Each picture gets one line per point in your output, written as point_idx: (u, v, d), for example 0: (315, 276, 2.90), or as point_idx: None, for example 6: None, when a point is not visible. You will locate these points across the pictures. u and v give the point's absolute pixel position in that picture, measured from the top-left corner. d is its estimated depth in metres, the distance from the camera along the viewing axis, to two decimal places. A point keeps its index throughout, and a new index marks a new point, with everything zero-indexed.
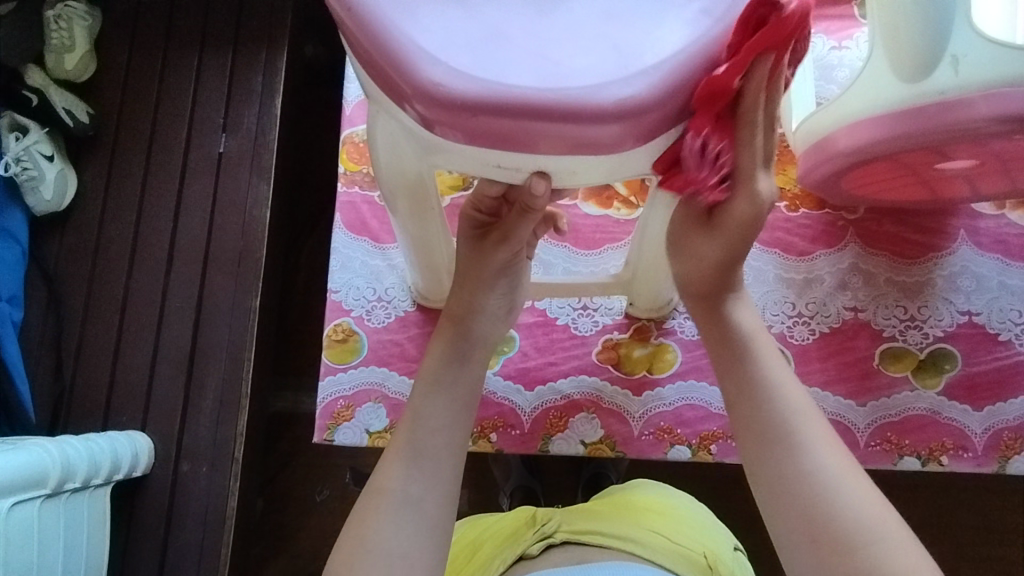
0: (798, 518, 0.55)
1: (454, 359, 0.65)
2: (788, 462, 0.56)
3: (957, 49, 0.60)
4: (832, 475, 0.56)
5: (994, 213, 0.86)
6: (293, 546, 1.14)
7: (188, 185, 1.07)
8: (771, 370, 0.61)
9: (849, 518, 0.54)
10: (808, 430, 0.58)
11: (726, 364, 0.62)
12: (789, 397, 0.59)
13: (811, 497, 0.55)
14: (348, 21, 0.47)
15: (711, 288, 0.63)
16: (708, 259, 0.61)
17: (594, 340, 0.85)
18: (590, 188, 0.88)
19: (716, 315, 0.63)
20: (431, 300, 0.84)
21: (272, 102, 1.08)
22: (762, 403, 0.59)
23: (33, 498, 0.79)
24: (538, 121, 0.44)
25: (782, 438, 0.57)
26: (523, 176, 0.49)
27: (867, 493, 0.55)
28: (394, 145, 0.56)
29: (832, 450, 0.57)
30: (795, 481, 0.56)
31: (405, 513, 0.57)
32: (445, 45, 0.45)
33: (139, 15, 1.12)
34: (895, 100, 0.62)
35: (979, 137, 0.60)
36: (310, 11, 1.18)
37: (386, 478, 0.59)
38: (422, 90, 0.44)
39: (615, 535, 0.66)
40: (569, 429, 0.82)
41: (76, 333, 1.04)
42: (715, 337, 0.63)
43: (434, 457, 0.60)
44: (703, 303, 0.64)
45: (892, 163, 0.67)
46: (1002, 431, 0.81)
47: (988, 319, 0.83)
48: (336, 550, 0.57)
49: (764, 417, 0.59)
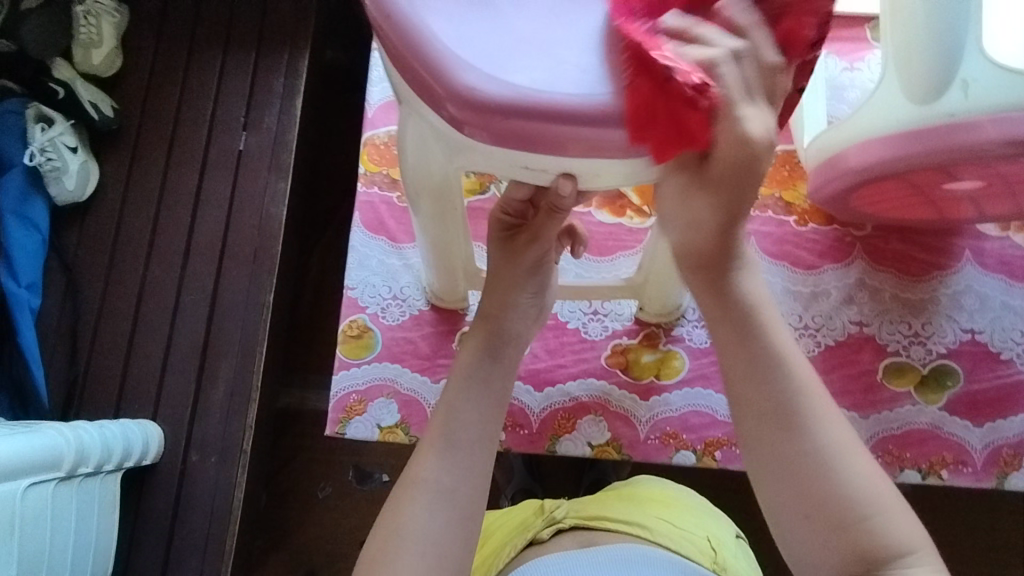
0: (796, 492, 0.51)
1: (483, 356, 0.66)
2: (791, 435, 0.51)
3: (968, 74, 0.61)
4: (834, 446, 0.51)
5: (998, 235, 0.88)
6: (295, 539, 1.15)
7: (208, 181, 1.09)
8: (777, 336, 0.54)
9: (847, 493, 0.50)
10: (808, 402, 0.52)
11: (722, 336, 0.55)
12: (795, 366, 0.53)
13: (810, 469, 0.51)
14: (386, 27, 0.48)
15: (713, 257, 0.53)
16: (699, 236, 0.52)
17: (603, 345, 0.86)
18: (604, 196, 0.91)
19: (720, 283, 0.54)
20: (445, 301, 0.86)
21: (293, 103, 1.11)
22: (767, 373, 0.53)
23: (47, 480, 0.80)
24: (564, 124, 0.46)
25: (786, 412, 0.52)
26: (548, 177, 0.51)
27: (865, 460, 0.51)
28: (423, 147, 0.57)
29: (835, 421, 0.52)
30: (795, 455, 0.51)
31: (438, 501, 0.58)
32: (479, 51, 0.47)
33: (166, 14, 1.15)
34: (905, 121, 0.64)
35: (986, 159, 0.62)
36: (333, 15, 1.20)
37: (419, 468, 0.59)
38: (457, 93, 0.46)
39: (628, 520, 0.68)
40: (577, 431, 0.84)
41: (92, 322, 1.06)
42: (714, 302, 0.55)
43: (465, 450, 0.60)
44: (708, 272, 0.54)
45: (901, 183, 0.69)
46: (1001, 447, 0.82)
47: (990, 337, 0.85)
48: (371, 538, 0.58)
49: (767, 387, 0.53)
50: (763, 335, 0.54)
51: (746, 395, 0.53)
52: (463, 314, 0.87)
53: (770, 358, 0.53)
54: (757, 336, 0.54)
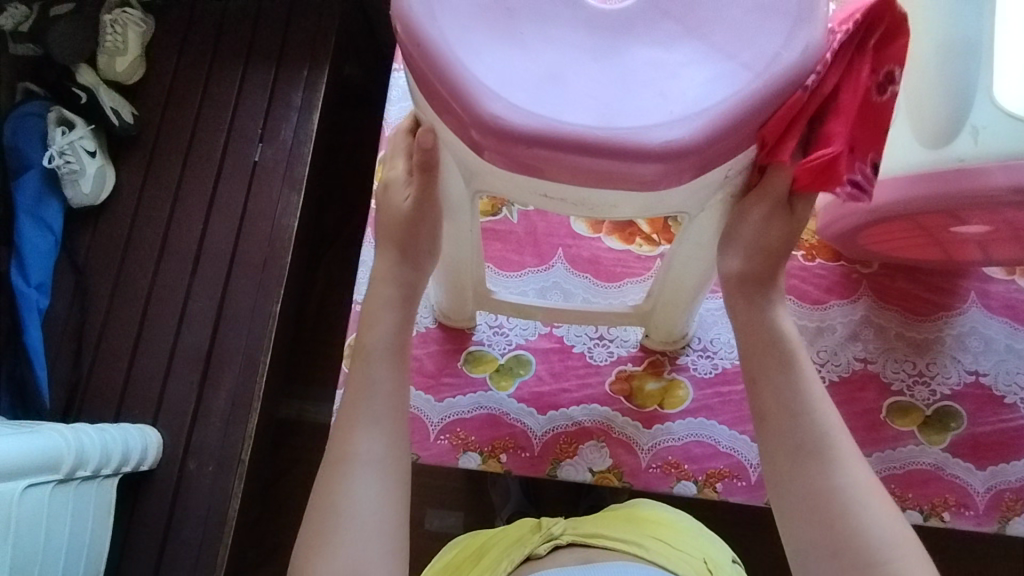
0: (813, 527, 0.56)
1: (397, 296, 0.66)
2: (812, 472, 0.58)
3: (977, 120, 0.62)
4: (853, 485, 0.57)
5: (1004, 278, 0.89)
6: (287, 553, 1.14)
7: (221, 190, 1.10)
8: (806, 377, 0.61)
9: (865, 530, 0.55)
10: (837, 446, 0.58)
11: (763, 371, 0.62)
12: (820, 409, 0.60)
13: (828, 505, 0.56)
14: (418, 55, 0.50)
15: (762, 283, 0.63)
16: (758, 267, 0.62)
17: (608, 370, 0.86)
18: (614, 223, 0.92)
19: (762, 318, 0.63)
20: (454, 321, 0.86)
21: (310, 117, 1.12)
22: (792, 411, 0.60)
23: (44, 483, 0.80)
24: (583, 155, 0.47)
25: (810, 449, 0.58)
26: (565, 205, 0.53)
27: (881, 501, 0.56)
28: (451, 173, 0.59)
29: (856, 464, 0.58)
30: (813, 491, 0.57)
31: (372, 469, 0.59)
32: (505, 82, 0.48)
33: (191, 25, 1.17)
34: (916, 164, 0.65)
35: (993, 205, 0.63)
36: (355, 33, 1.22)
37: (349, 442, 0.60)
38: (481, 120, 0.48)
39: (623, 537, 0.68)
40: (578, 456, 0.83)
41: (98, 324, 1.06)
42: (759, 340, 0.63)
43: (389, 414, 0.62)
44: (750, 304, 0.64)
45: (908, 224, 0.70)
46: (1003, 492, 0.82)
47: (994, 380, 0.85)
48: (308, 522, 0.58)
49: (793, 425, 0.60)
50: (796, 375, 0.61)
51: (771, 430, 0.60)
52: (470, 333, 0.88)
53: (800, 392, 0.61)
54: (789, 376, 0.61)
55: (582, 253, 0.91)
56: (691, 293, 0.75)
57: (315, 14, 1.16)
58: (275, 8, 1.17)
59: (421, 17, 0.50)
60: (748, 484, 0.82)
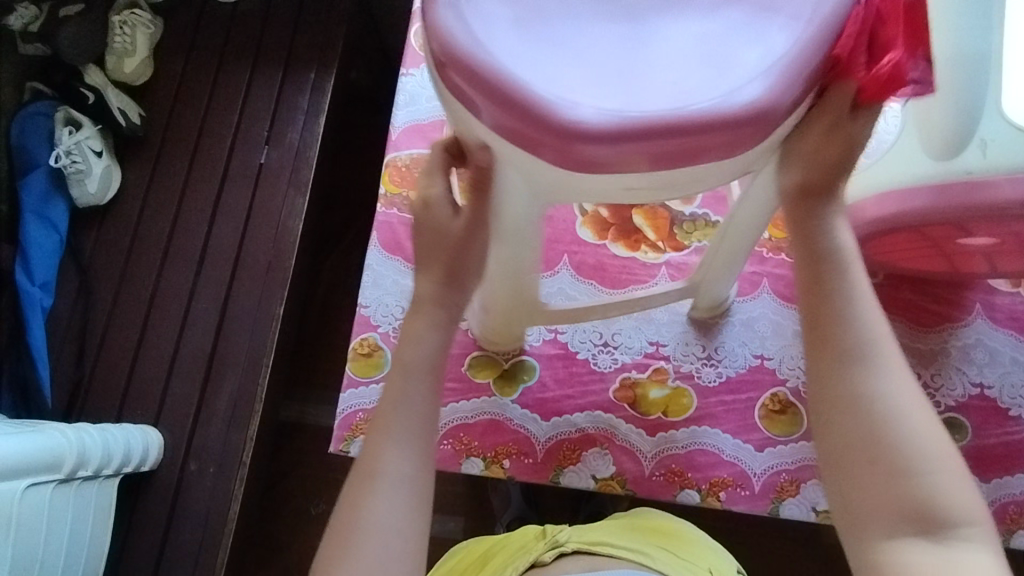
0: (852, 435, 0.49)
1: (440, 317, 0.59)
2: (853, 379, 0.51)
3: (987, 133, 0.62)
4: (901, 400, 0.50)
5: (1010, 290, 0.89)
6: (286, 556, 1.13)
7: (227, 191, 1.11)
8: (857, 281, 0.54)
9: (909, 447, 0.48)
10: (888, 356, 0.51)
11: (812, 275, 0.55)
12: (872, 317, 0.53)
13: (871, 416, 0.49)
14: (470, 84, 0.49)
15: (823, 194, 0.56)
16: (819, 159, 0.55)
17: (612, 377, 0.86)
18: (620, 230, 0.92)
19: (814, 226, 0.56)
20: (497, 346, 0.85)
21: (317, 120, 1.13)
22: (839, 313, 0.53)
23: (46, 482, 0.80)
24: (676, 137, 0.47)
25: (857, 355, 0.51)
26: (653, 196, 0.53)
27: (930, 420, 0.49)
28: (510, 195, 0.58)
29: (906, 377, 0.51)
30: (856, 398, 0.50)
31: (402, 491, 0.53)
32: (571, 90, 0.48)
33: (199, 27, 1.18)
34: (926, 175, 0.65)
35: (1001, 218, 0.63)
36: (362, 37, 1.23)
37: (377, 460, 0.54)
38: (565, 131, 0.47)
39: (626, 545, 0.68)
40: (581, 463, 0.83)
41: (102, 324, 1.06)
42: (807, 245, 0.56)
43: (424, 434, 0.55)
44: (806, 210, 0.57)
45: (915, 235, 0.70)
46: (1008, 505, 0.81)
47: (1000, 393, 0.85)
48: (326, 542, 0.53)
49: (842, 328, 0.52)
50: (849, 283, 0.54)
51: (814, 331, 0.53)
52: (513, 358, 0.87)
53: (850, 299, 0.53)
54: (837, 278, 0.54)
55: (587, 259, 0.91)
56: (752, 234, 0.71)
57: (323, 17, 1.17)
58: (284, 11, 1.18)
59: (453, 29, 0.50)
60: (751, 494, 0.82)
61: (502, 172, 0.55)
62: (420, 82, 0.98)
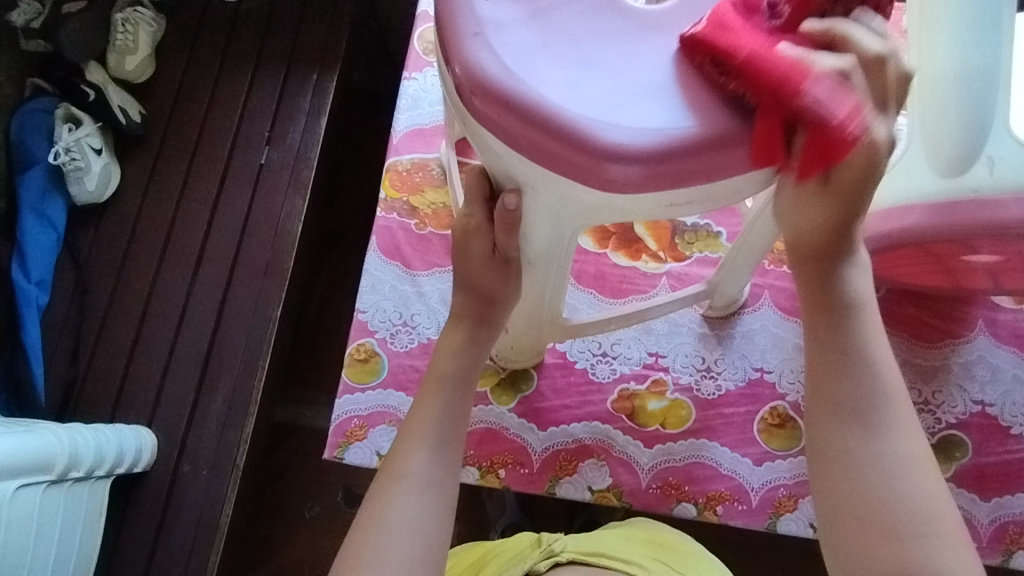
0: (854, 492, 0.51)
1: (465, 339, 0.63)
2: (853, 433, 0.52)
3: (994, 151, 0.62)
4: (898, 457, 0.51)
5: (1013, 307, 0.88)
6: (278, 560, 1.12)
7: (227, 191, 1.10)
8: (872, 339, 0.54)
9: (901, 503, 0.50)
10: (889, 412, 0.52)
11: (822, 328, 0.54)
12: (884, 369, 0.53)
13: (872, 468, 0.51)
14: (496, 111, 0.46)
15: (828, 250, 0.53)
16: (806, 227, 0.52)
17: (610, 388, 0.85)
18: (620, 239, 0.91)
19: (827, 279, 0.54)
20: (518, 364, 0.84)
21: (318, 121, 1.12)
22: (852, 371, 0.53)
23: (37, 483, 0.79)
24: (713, 151, 0.46)
25: (867, 415, 0.52)
26: (687, 209, 0.51)
27: (934, 483, 0.51)
28: (540, 221, 0.56)
29: (913, 436, 0.52)
30: (858, 454, 0.51)
31: (428, 493, 0.55)
32: (607, 109, 0.46)
33: (201, 27, 1.17)
34: (932, 193, 0.65)
35: (1007, 237, 0.63)
36: (365, 39, 1.22)
37: (408, 461, 0.57)
38: (608, 155, 0.45)
39: (622, 557, 0.68)
40: (578, 474, 0.82)
41: (97, 323, 1.05)
42: (819, 299, 0.54)
43: (452, 444, 0.59)
44: (816, 266, 0.54)
45: (919, 251, 0.70)
46: (1008, 524, 0.81)
47: (1001, 411, 0.84)
48: (350, 539, 0.54)
49: (847, 383, 0.53)
50: (860, 339, 0.53)
51: (823, 385, 0.53)
52: (530, 374, 0.86)
53: (859, 352, 0.53)
54: (853, 328, 0.53)
55: (587, 268, 0.90)
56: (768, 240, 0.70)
57: (326, 19, 1.16)
58: (286, 12, 1.17)
59: (470, 45, 0.46)
60: (749, 508, 0.81)
61: (529, 199, 0.53)
62: (423, 86, 0.97)
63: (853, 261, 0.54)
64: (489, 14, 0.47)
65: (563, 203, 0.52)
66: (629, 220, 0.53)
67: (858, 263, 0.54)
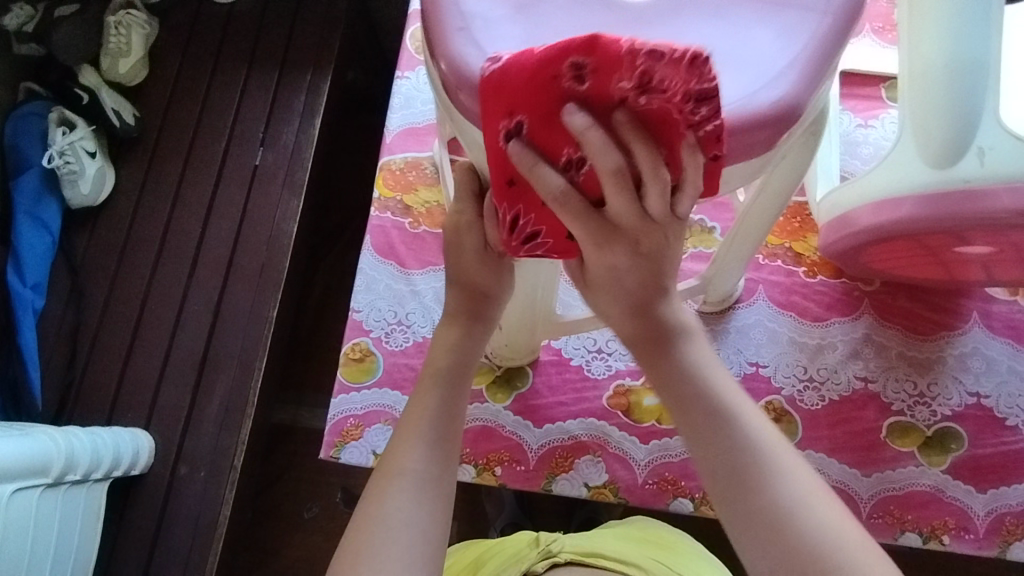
0: (767, 550, 0.47)
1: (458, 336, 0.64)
2: (749, 487, 0.49)
3: (983, 142, 0.62)
4: (796, 494, 0.48)
5: (1007, 299, 0.88)
6: (277, 562, 1.12)
7: (221, 193, 1.10)
8: (725, 388, 0.53)
9: (818, 544, 0.46)
10: (769, 452, 0.50)
11: (675, 398, 0.54)
12: (747, 411, 0.52)
13: (779, 518, 0.47)
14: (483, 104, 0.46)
15: (655, 333, 0.56)
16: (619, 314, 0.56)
17: (606, 384, 0.85)
18: None
19: (660, 357, 0.55)
20: (513, 360, 0.84)
21: (312, 121, 1.12)
22: (722, 423, 0.51)
23: (34, 486, 0.79)
24: None
25: (747, 465, 0.50)
26: None
27: (838, 509, 0.48)
28: None
29: (804, 472, 0.50)
30: (758, 508, 0.48)
31: (425, 491, 0.55)
32: None
33: (193, 29, 1.17)
34: (922, 185, 0.64)
35: (1000, 228, 0.62)
36: (359, 40, 1.22)
37: (406, 458, 0.56)
38: None
39: (621, 558, 0.67)
40: (574, 470, 0.82)
41: (93, 326, 1.05)
42: (659, 375, 0.55)
43: (451, 440, 0.59)
44: (648, 347, 0.56)
45: (912, 243, 0.70)
46: (1005, 515, 0.81)
47: (996, 402, 0.84)
48: (346, 537, 0.54)
49: (721, 436, 0.51)
50: (713, 392, 0.53)
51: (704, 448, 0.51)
52: (525, 371, 0.86)
53: (718, 404, 0.52)
54: (699, 386, 0.53)
55: None
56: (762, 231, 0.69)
57: (319, 19, 1.16)
58: (279, 13, 1.17)
59: (456, 40, 0.47)
60: None
61: None
62: (415, 85, 0.97)
63: (677, 330, 0.56)
64: (475, 9, 0.47)
65: None
66: None
67: (686, 330, 0.56)
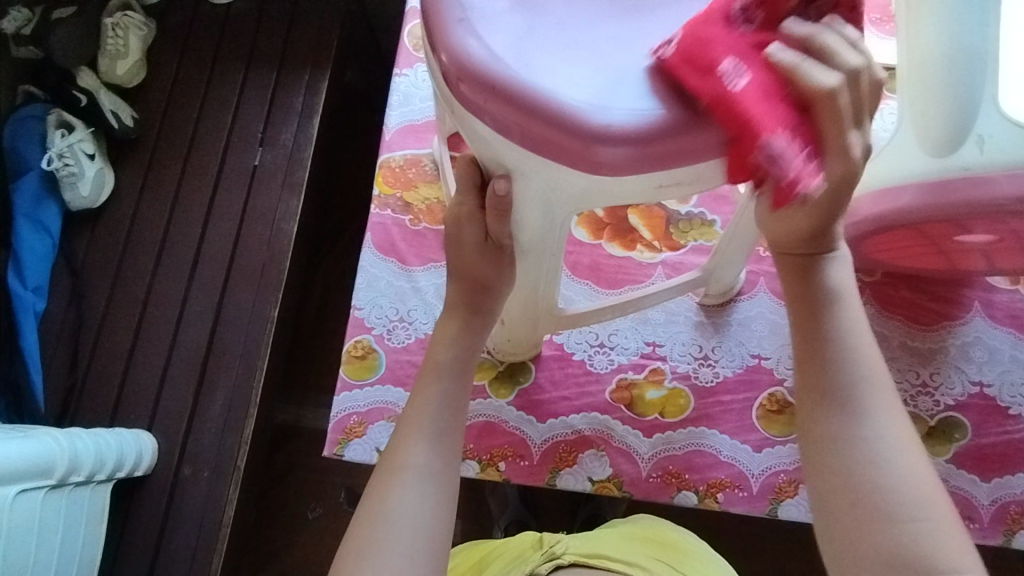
0: (845, 480, 0.49)
1: (461, 331, 0.64)
2: (842, 421, 0.50)
3: (983, 129, 0.62)
4: (889, 443, 0.49)
5: (1008, 288, 0.88)
6: (282, 561, 1.12)
7: (221, 193, 1.10)
8: (855, 323, 0.53)
9: (895, 489, 0.48)
10: (877, 394, 0.51)
11: (803, 316, 0.54)
12: (867, 352, 0.53)
13: (864, 457, 0.49)
14: (483, 95, 0.46)
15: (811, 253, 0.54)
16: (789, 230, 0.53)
17: (609, 378, 0.85)
18: (616, 230, 0.91)
19: (806, 272, 0.55)
20: (514, 356, 0.84)
21: (310, 121, 1.12)
22: (835, 352, 0.52)
23: (38, 488, 0.79)
24: (699, 133, 0.46)
25: (851, 401, 0.51)
26: (675, 192, 0.51)
27: (927, 470, 0.49)
28: (531, 209, 0.56)
29: (904, 426, 0.51)
30: (848, 442, 0.50)
31: (428, 486, 0.55)
32: (595, 93, 0.46)
33: (191, 30, 1.17)
34: (922, 173, 0.65)
35: (1000, 215, 0.63)
36: (356, 38, 1.22)
37: (407, 455, 0.56)
38: (594, 137, 0.45)
39: (624, 559, 0.68)
40: (578, 465, 0.82)
41: (95, 328, 1.05)
42: (796, 292, 0.55)
43: (450, 433, 0.59)
44: (794, 261, 0.55)
45: (912, 232, 0.70)
46: (1009, 504, 0.81)
47: (999, 391, 0.84)
48: (351, 536, 0.54)
49: (832, 367, 0.52)
50: (843, 324, 0.53)
51: (809, 370, 0.53)
52: (527, 365, 0.86)
53: (843, 336, 0.53)
54: (831, 315, 0.53)
55: (582, 259, 0.90)
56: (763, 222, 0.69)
57: (316, 19, 1.16)
58: (277, 12, 1.17)
59: (457, 30, 0.47)
60: (750, 495, 0.81)
61: (521, 188, 0.53)
62: (413, 82, 0.97)
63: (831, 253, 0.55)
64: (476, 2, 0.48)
65: (552, 188, 0.52)
66: (620, 204, 0.53)
67: (839, 261, 0.55)
